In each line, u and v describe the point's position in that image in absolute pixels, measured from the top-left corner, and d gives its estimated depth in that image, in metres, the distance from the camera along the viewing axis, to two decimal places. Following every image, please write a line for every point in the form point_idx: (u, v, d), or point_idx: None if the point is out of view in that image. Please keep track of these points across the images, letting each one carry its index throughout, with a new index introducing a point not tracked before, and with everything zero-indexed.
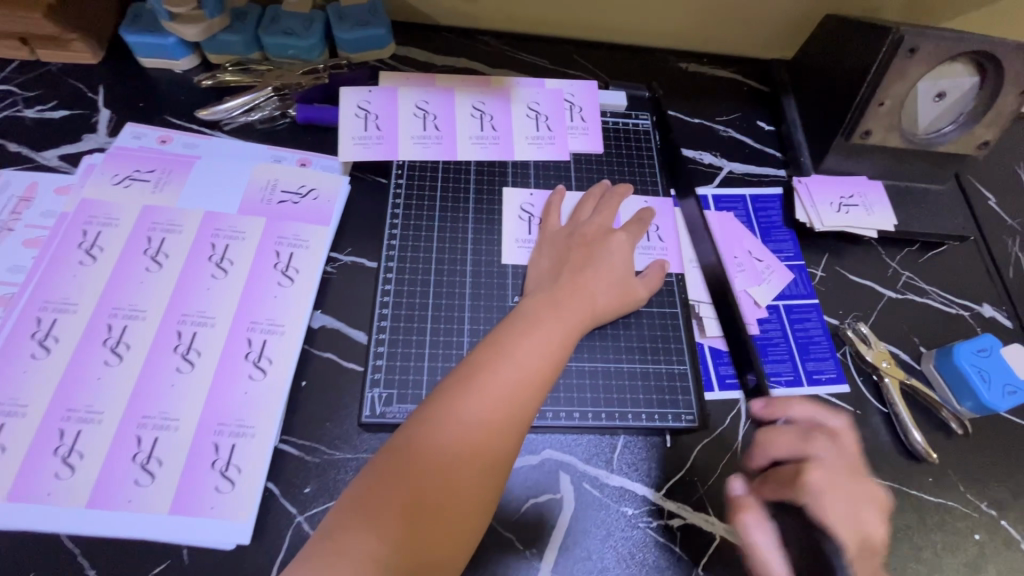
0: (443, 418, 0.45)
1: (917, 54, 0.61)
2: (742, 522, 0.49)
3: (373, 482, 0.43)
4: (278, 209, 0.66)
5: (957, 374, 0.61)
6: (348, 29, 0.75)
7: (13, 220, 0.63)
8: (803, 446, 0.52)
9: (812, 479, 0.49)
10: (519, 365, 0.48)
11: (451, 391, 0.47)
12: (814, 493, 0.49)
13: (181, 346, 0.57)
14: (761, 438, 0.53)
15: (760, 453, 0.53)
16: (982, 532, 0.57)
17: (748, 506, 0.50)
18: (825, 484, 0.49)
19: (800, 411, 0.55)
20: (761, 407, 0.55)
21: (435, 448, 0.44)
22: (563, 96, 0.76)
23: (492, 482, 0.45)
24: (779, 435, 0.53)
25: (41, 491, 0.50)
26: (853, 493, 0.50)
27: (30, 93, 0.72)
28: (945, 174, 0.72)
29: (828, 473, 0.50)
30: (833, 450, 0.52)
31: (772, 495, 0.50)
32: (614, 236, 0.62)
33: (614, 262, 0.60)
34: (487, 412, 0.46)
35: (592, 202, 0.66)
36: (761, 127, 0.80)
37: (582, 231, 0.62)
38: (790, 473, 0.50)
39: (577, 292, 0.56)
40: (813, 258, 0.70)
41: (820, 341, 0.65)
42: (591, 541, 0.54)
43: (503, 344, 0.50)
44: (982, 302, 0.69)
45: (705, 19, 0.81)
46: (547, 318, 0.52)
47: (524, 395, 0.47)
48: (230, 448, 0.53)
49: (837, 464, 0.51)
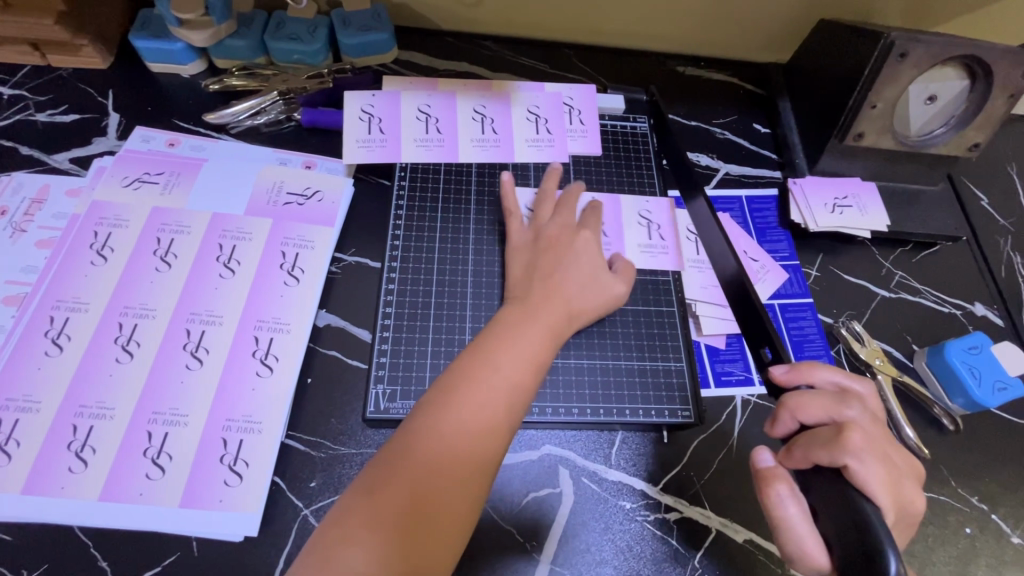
0: (429, 427, 0.46)
1: (908, 58, 0.62)
2: (774, 495, 0.44)
3: (363, 492, 0.44)
4: (284, 210, 0.67)
5: (948, 371, 0.62)
6: (352, 34, 0.76)
7: (26, 221, 0.65)
8: (836, 408, 0.46)
9: (855, 438, 0.43)
10: (500, 372, 0.49)
11: (436, 402, 0.48)
12: (859, 453, 0.42)
13: (190, 344, 0.58)
14: (790, 399, 0.48)
15: (789, 417, 0.47)
16: (973, 525, 0.58)
17: (780, 477, 0.45)
18: (868, 443, 0.43)
19: (826, 377, 0.50)
20: (784, 372, 0.51)
21: (423, 456, 0.45)
22: (562, 100, 0.77)
23: (478, 488, 0.46)
24: (810, 399, 0.47)
25: (55, 484, 0.52)
26: (894, 458, 0.44)
27: (42, 97, 0.74)
28: (938, 175, 0.74)
29: (869, 434, 0.44)
30: (868, 413, 0.46)
31: (804, 461, 0.45)
32: (579, 235, 0.63)
33: (582, 263, 0.61)
34: (471, 419, 0.47)
35: (549, 201, 0.66)
36: (757, 129, 0.81)
37: (547, 233, 0.63)
38: (826, 436, 0.44)
39: (553, 293, 0.57)
40: (808, 258, 0.72)
41: (814, 339, 0.66)
42: (591, 534, 0.55)
43: (485, 352, 0.51)
44: (974, 301, 0.71)
45: (702, 23, 0.83)
46: (525, 325, 0.54)
47: (505, 401, 0.49)
48: (238, 443, 0.55)
49: (874, 428, 0.45)
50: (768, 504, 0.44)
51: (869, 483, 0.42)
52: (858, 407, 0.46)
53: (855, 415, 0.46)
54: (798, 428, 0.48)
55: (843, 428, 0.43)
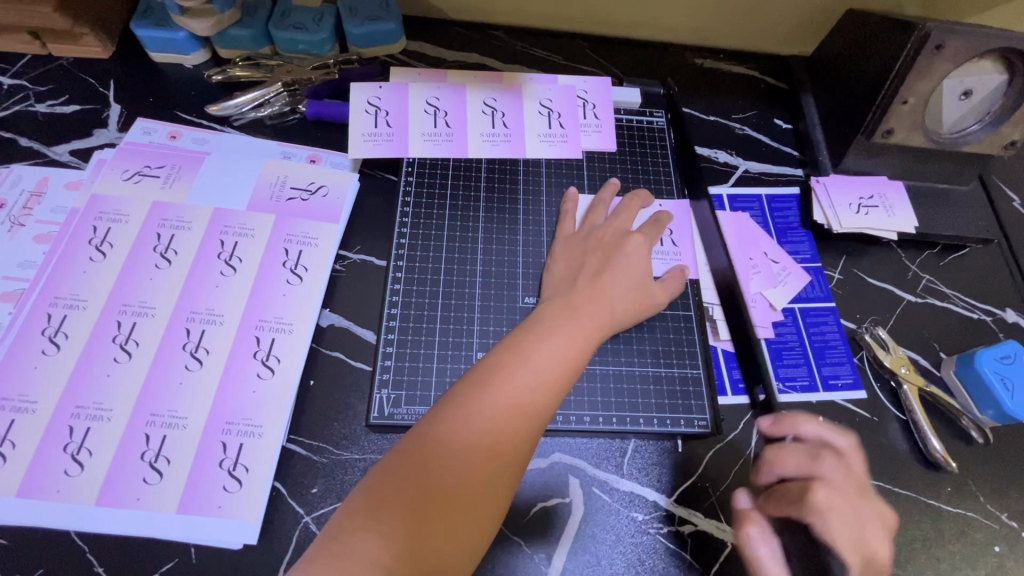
0: (457, 421, 0.44)
1: (944, 51, 0.59)
2: (746, 536, 0.47)
3: (381, 484, 0.42)
4: (287, 206, 0.65)
5: (978, 380, 0.59)
6: (360, 23, 0.74)
7: (24, 215, 0.63)
8: (811, 464, 0.48)
9: (819, 497, 0.46)
10: (536, 371, 0.47)
11: (467, 394, 0.45)
12: (823, 512, 0.45)
13: (189, 344, 0.57)
14: (769, 453, 0.49)
15: (767, 470, 0.49)
16: (1001, 544, 0.55)
17: (753, 520, 0.48)
18: (832, 502, 0.46)
19: (810, 430, 0.50)
20: (768, 424, 0.51)
21: (448, 452, 0.43)
22: (575, 93, 0.74)
23: (503, 488, 0.44)
24: (785, 453, 0.49)
25: (51, 488, 0.51)
26: (862, 515, 0.47)
27: (42, 87, 0.72)
28: (969, 175, 0.71)
29: (837, 492, 0.47)
30: (843, 469, 0.48)
31: (778, 512, 0.47)
32: (630, 238, 0.60)
33: (632, 265, 0.58)
34: (504, 418, 0.44)
35: (603, 208, 0.65)
36: (778, 125, 0.78)
37: (598, 234, 0.61)
38: (794, 493, 0.47)
39: (596, 297, 0.55)
40: (830, 260, 0.69)
41: (837, 346, 0.63)
42: (601, 546, 0.53)
43: (521, 348, 0.48)
44: (1005, 307, 0.68)
45: (722, 14, 0.79)
46: (564, 323, 0.51)
47: (538, 400, 0.46)
48: (237, 447, 0.53)
49: (845, 484, 0.47)
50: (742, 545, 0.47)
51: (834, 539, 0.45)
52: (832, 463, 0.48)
53: (830, 471, 0.48)
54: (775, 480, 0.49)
55: (813, 488, 0.46)
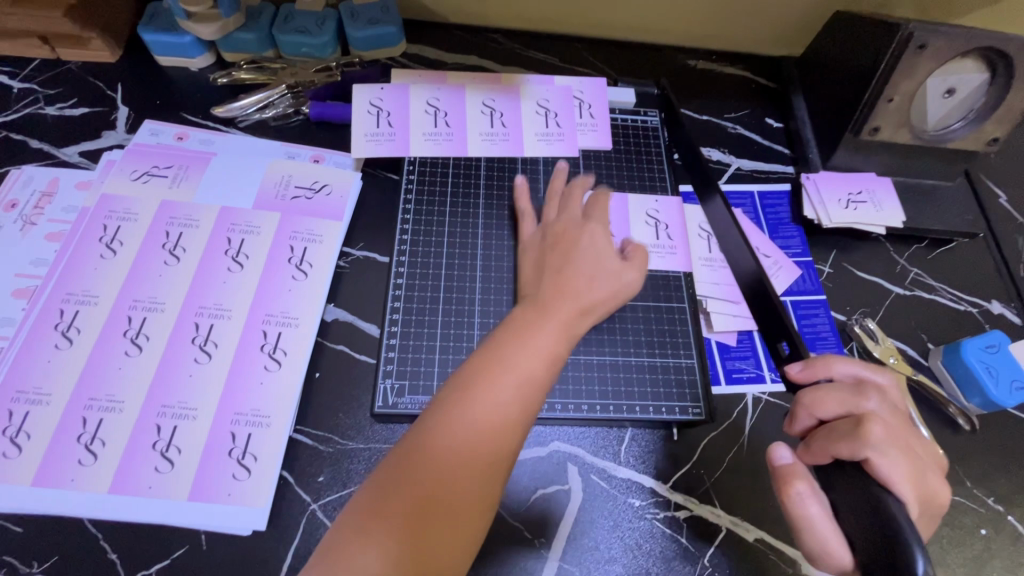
0: (445, 423, 0.46)
1: (927, 50, 0.61)
2: (794, 493, 0.45)
3: (378, 486, 0.44)
4: (293, 204, 0.67)
5: (965, 370, 0.61)
6: (361, 27, 0.76)
7: (36, 214, 0.65)
8: (854, 401, 0.47)
9: (874, 429, 0.44)
10: (518, 370, 0.48)
11: (454, 397, 0.47)
12: (878, 445, 0.43)
13: (198, 338, 0.58)
14: (806, 397, 0.49)
15: (805, 414, 0.49)
16: (988, 527, 0.57)
17: (799, 474, 0.46)
18: (887, 432, 0.44)
19: (844, 371, 0.51)
20: (800, 370, 0.53)
21: (438, 453, 0.45)
22: (571, 93, 0.76)
23: (493, 483, 0.45)
24: (823, 397, 0.48)
25: (65, 477, 0.52)
26: (918, 452, 0.45)
27: (51, 91, 0.74)
28: (955, 171, 0.73)
29: (889, 426, 0.45)
30: (888, 404, 0.47)
31: (823, 453, 0.46)
32: (588, 229, 0.61)
33: (593, 255, 0.58)
34: (489, 418, 0.46)
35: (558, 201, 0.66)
36: (769, 124, 0.80)
37: (552, 232, 0.62)
38: (846, 428, 0.45)
39: (570, 292, 0.55)
40: (821, 254, 0.71)
41: (827, 337, 0.65)
42: (599, 532, 0.55)
43: (502, 350, 0.50)
44: (992, 299, 0.70)
45: (713, 17, 0.81)
46: (542, 321, 0.52)
47: (523, 397, 0.48)
48: (246, 437, 0.55)
49: (894, 419, 0.46)
50: (790, 503, 0.45)
51: (894, 477, 0.42)
52: (876, 398, 0.47)
53: (875, 406, 0.47)
54: (817, 424, 0.49)
55: (865, 421, 0.45)
